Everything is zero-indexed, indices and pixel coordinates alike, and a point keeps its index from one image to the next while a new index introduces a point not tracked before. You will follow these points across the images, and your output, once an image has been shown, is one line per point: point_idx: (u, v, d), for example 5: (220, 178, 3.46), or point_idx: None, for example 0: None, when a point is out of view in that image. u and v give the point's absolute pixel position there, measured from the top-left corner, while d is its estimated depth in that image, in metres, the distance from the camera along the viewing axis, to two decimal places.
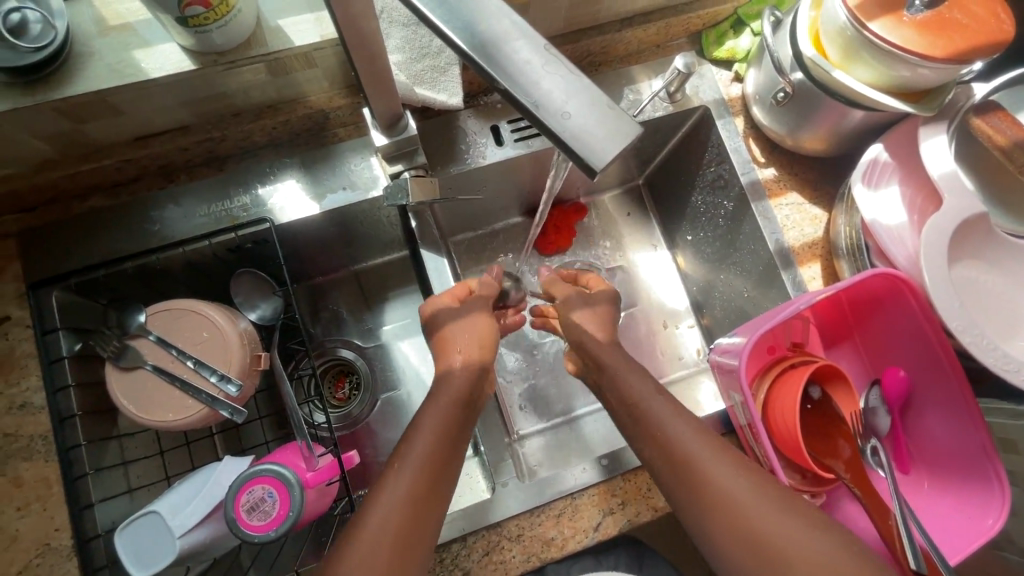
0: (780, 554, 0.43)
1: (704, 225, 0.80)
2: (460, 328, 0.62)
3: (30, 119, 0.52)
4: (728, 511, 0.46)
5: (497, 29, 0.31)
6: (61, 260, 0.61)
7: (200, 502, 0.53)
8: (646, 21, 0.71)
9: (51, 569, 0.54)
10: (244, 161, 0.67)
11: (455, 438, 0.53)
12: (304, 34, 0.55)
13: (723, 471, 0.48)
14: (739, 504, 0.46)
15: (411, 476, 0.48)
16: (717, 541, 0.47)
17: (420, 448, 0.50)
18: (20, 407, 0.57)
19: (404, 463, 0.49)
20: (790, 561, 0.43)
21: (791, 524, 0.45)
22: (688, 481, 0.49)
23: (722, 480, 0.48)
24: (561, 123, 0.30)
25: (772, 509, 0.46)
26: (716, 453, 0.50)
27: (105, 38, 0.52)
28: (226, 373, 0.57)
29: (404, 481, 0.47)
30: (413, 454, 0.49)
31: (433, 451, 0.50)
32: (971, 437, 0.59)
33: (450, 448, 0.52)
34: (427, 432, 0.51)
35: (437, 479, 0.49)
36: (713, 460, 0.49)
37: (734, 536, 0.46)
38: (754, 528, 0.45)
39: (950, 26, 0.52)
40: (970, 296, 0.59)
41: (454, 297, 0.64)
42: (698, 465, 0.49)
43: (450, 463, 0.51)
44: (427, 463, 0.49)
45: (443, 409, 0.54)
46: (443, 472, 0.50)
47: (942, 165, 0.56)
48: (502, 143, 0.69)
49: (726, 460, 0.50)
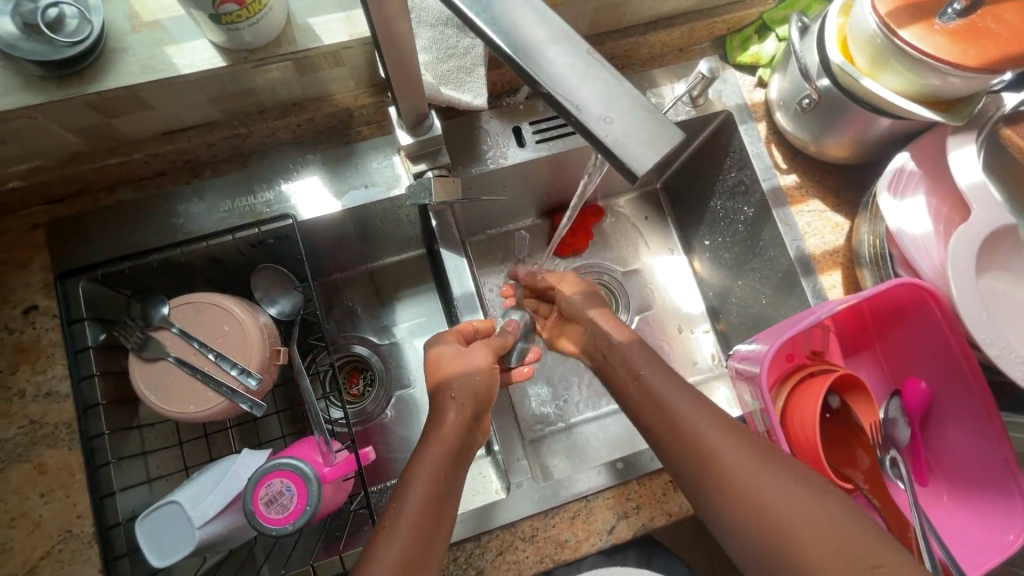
0: (775, 517, 0.44)
1: (723, 230, 0.80)
2: (455, 374, 0.57)
3: (63, 112, 0.53)
4: (734, 487, 0.46)
5: (538, 32, 0.31)
6: (87, 250, 0.62)
7: (218, 495, 0.54)
8: (670, 24, 0.71)
9: (73, 556, 0.55)
10: (269, 158, 0.68)
11: (447, 489, 0.50)
12: (334, 33, 0.56)
13: (728, 448, 0.48)
14: (745, 480, 0.46)
15: (405, 539, 0.46)
16: (718, 507, 0.47)
17: (413, 506, 0.48)
18: (45, 395, 0.58)
19: (396, 526, 0.47)
20: (785, 523, 0.43)
21: (796, 498, 0.44)
22: (693, 458, 0.49)
23: (726, 456, 0.48)
24: (603, 127, 0.30)
25: (778, 483, 0.45)
26: (721, 428, 0.50)
27: (138, 34, 0.53)
28: (246, 367, 0.57)
29: (397, 545, 0.45)
30: (405, 516, 0.47)
31: (427, 508, 0.48)
32: (993, 450, 0.58)
33: (443, 501, 0.49)
34: (420, 486, 0.49)
35: (430, 538, 0.47)
36: (717, 436, 0.49)
37: (741, 511, 0.46)
38: (759, 503, 0.45)
39: (983, 35, 0.51)
40: (998, 307, 0.58)
41: (458, 337, 0.62)
42: (700, 436, 0.49)
43: (444, 518, 0.49)
44: (420, 524, 0.47)
45: (437, 458, 0.51)
46: (436, 529, 0.48)
47: (970, 175, 0.56)
48: (523, 144, 0.69)
49: (730, 435, 0.49)
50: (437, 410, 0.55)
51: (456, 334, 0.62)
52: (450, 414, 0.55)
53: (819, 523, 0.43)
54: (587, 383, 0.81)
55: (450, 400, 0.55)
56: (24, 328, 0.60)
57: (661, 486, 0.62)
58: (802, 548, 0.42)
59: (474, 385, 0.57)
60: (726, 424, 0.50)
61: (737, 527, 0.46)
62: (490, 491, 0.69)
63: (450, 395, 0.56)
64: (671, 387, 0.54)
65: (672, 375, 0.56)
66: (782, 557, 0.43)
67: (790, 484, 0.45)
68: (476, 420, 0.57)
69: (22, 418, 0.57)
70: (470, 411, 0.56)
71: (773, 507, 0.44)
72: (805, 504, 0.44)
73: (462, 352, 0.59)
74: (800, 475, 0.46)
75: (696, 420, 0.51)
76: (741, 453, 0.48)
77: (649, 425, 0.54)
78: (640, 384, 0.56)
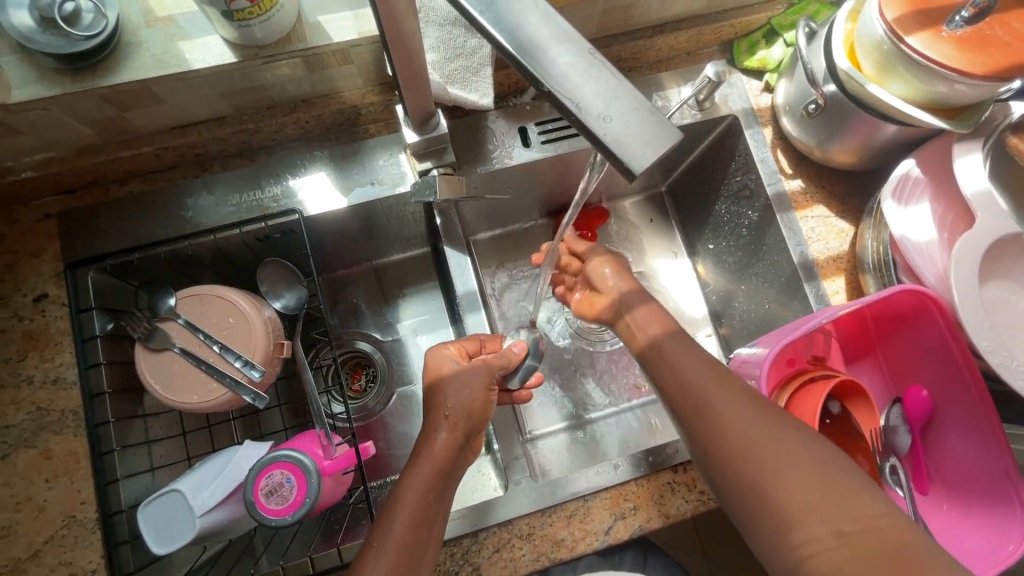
0: (763, 470, 0.45)
1: (726, 234, 0.80)
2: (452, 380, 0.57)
3: (77, 104, 0.54)
4: (723, 433, 0.48)
5: (540, 31, 0.32)
6: (97, 241, 0.63)
7: (220, 484, 0.54)
8: (678, 27, 0.71)
9: (76, 541, 0.56)
10: (277, 153, 0.68)
11: (435, 508, 0.51)
12: (344, 31, 0.57)
13: (722, 398, 0.50)
14: (733, 425, 0.48)
15: (390, 560, 0.46)
16: (713, 459, 0.49)
17: (401, 525, 0.48)
18: (53, 382, 0.59)
19: (382, 545, 0.47)
20: (772, 477, 0.45)
21: (782, 442, 0.46)
22: (689, 407, 0.51)
23: (719, 404, 0.50)
24: (602, 126, 0.30)
25: (765, 429, 0.47)
26: (717, 381, 0.52)
27: (152, 29, 0.54)
28: (250, 359, 0.58)
29: (382, 566, 0.46)
30: (393, 535, 0.48)
31: (415, 529, 0.49)
32: (995, 459, 0.58)
33: (430, 521, 0.50)
34: (408, 504, 0.50)
35: (415, 558, 0.48)
36: (712, 386, 0.51)
37: (730, 460, 0.47)
38: (748, 451, 0.46)
39: (990, 44, 0.51)
40: (1003, 318, 0.58)
41: (462, 353, 0.62)
42: (706, 395, 0.51)
43: (430, 538, 0.49)
44: (407, 542, 0.48)
45: (427, 475, 0.52)
46: (421, 548, 0.48)
47: (975, 183, 0.56)
48: (529, 145, 0.70)
49: (729, 390, 0.50)
50: (429, 427, 0.55)
51: (459, 348, 0.62)
52: (445, 430, 0.55)
53: (797, 467, 0.44)
54: (586, 384, 0.81)
55: (444, 419, 0.55)
56: (34, 316, 0.61)
57: (658, 487, 0.62)
58: (788, 499, 0.43)
59: (465, 402, 0.57)
60: (731, 384, 0.51)
61: (720, 468, 0.48)
62: (489, 488, 0.69)
63: (443, 411, 0.56)
64: (679, 374, 0.54)
65: (701, 351, 0.56)
66: (767, 506, 0.44)
67: (781, 435, 0.46)
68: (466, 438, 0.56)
69: (30, 404, 0.58)
70: (463, 433, 0.55)
71: (757, 448, 0.46)
72: (786, 446, 0.46)
73: (458, 362, 0.60)
74: (787, 423, 0.48)
75: (697, 376, 0.52)
76: (733, 402, 0.49)
77: (658, 382, 0.56)
78: (655, 374, 0.56)
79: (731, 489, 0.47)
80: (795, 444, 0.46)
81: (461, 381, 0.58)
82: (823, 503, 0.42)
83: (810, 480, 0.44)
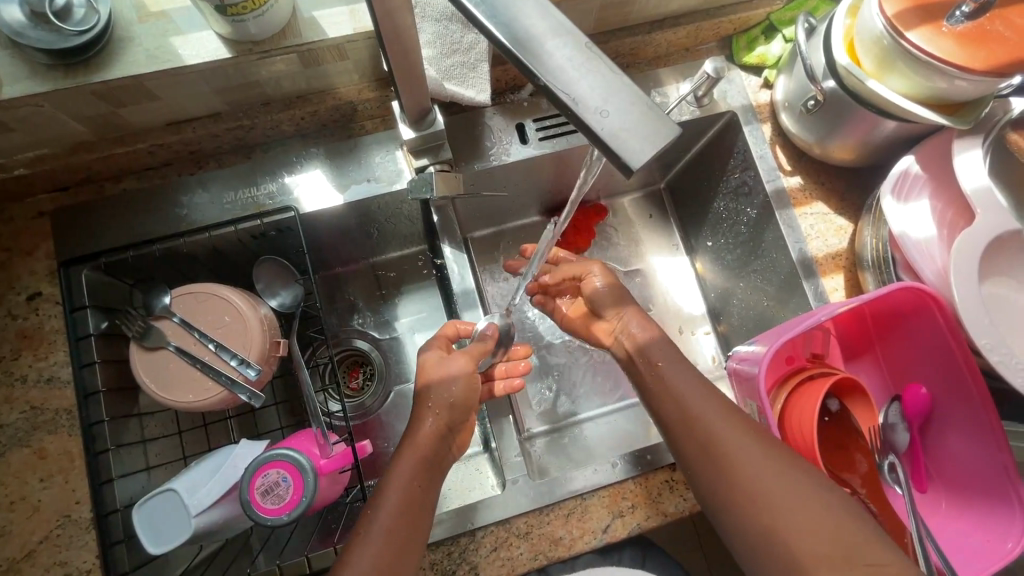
0: (769, 507, 0.46)
1: (725, 232, 0.80)
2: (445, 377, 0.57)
3: (70, 101, 0.53)
4: (730, 465, 0.48)
5: (537, 27, 0.31)
6: (90, 238, 0.63)
7: (215, 484, 0.54)
8: (677, 23, 0.71)
9: (71, 541, 0.55)
10: (272, 151, 0.68)
11: (422, 498, 0.51)
12: (339, 26, 0.56)
13: (729, 432, 0.50)
14: (741, 461, 0.48)
15: (377, 547, 0.46)
16: (715, 489, 0.49)
17: (387, 515, 0.48)
18: (47, 380, 0.59)
19: (369, 534, 0.47)
20: (779, 515, 0.45)
21: (791, 481, 0.46)
22: (694, 438, 0.51)
23: (725, 437, 0.50)
24: (599, 121, 0.30)
25: (773, 467, 0.47)
26: (723, 413, 0.52)
27: (144, 24, 0.53)
28: (245, 357, 0.58)
29: (371, 553, 0.46)
30: (378, 523, 0.47)
31: (402, 519, 0.48)
32: (992, 458, 0.58)
33: (419, 511, 0.50)
34: (394, 494, 0.49)
35: (405, 546, 0.47)
36: (719, 420, 0.51)
37: (736, 495, 0.47)
38: (754, 487, 0.47)
39: (991, 39, 0.51)
40: (1002, 314, 0.58)
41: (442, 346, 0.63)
42: (708, 426, 0.51)
43: (419, 530, 0.49)
44: (394, 531, 0.47)
45: (411, 467, 0.52)
46: (411, 541, 0.48)
47: (976, 179, 0.55)
48: (526, 142, 0.69)
49: (732, 422, 0.51)
50: (415, 417, 0.56)
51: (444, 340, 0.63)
52: (429, 419, 0.56)
53: (806, 508, 0.45)
54: (585, 382, 0.81)
55: (428, 408, 0.56)
56: (28, 314, 0.60)
57: (657, 485, 0.62)
58: (796, 538, 0.44)
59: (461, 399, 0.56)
60: (735, 417, 0.51)
61: (725, 502, 0.48)
62: (487, 487, 0.68)
63: (427, 403, 0.57)
64: (679, 397, 0.54)
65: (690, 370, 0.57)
66: (773, 544, 0.45)
67: (789, 473, 0.47)
68: (451, 428, 0.57)
69: (24, 403, 0.58)
70: (445, 422, 0.56)
71: (765, 485, 0.46)
72: (797, 489, 0.46)
73: (443, 358, 0.60)
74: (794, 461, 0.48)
75: (701, 408, 0.52)
76: (742, 436, 0.50)
77: (660, 412, 0.56)
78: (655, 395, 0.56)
79: (736, 525, 0.47)
80: (802, 484, 0.46)
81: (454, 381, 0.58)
82: (833, 544, 0.43)
83: (821, 524, 0.44)
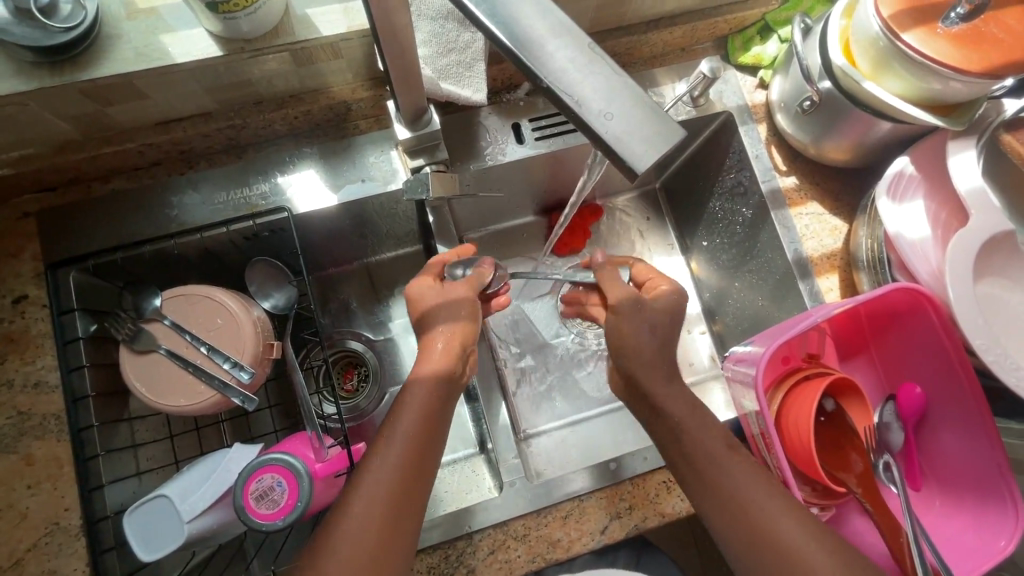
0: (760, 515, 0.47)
1: (720, 232, 0.80)
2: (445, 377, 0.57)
3: (56, 100, 0.52)
4: (725, 480, 0.50)
5: (535, 27, 0.31)
6: (79, 240, 0.61)
7: (209, 488, 0.53)
8: (673, 23, 0.71)
9: (60, 549, 0.54)
10: (264, 151, 0.67)
11: (434, 425, 0.52)
12: (332, 24, 0.55)
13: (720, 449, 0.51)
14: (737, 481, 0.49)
15: (390, 471, 0.48)
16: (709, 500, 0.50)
17: (400, 442, 0.50)
18: (34, 385, 0.57)
19: (384, 457, 0.49)
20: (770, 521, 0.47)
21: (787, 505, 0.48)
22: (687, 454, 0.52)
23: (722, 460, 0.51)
24: (603, 124, 0.29)
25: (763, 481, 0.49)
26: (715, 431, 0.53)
27: (133, 21, 0.52)
28: (238, 360, 0.57)
29: (384, 476, 0.48)
30: (394, 447, 0.49)
31: (414, 446, 0.50)
32: (986, 455, 0.58)
33: (431, 439, 0.51)
34: (407, 423, 0.51)
35: (418, 471, 0.50)
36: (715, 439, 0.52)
37: (731, 506, 0.49)
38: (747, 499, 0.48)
39: (985, 39, 0.51)
40: (994, 314, 0.58)
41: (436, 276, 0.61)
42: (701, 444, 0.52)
43: (430, 456, 0.51)
44: (406, 456, 0.49)
45: (425, 394, 0.53)
46: (412, 486, 0.49)
47: (969, 180, 0.55)
48: (523, 141, 0.69)
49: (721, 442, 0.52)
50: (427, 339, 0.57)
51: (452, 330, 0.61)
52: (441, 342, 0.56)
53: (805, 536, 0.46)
54: (581, 383, 0.81)
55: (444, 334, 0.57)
56: (13, 317, 0.59)
57: (655, 487, 0.62)
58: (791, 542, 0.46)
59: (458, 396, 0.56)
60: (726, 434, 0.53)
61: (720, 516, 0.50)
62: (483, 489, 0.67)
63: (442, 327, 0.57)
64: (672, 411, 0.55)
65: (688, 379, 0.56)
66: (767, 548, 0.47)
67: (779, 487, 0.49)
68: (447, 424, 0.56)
69: (10, 408, 0.57)
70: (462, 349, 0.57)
71: (769, 526, 0.47)
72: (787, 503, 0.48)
73: None
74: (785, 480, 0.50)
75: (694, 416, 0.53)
76: (742, 467, 0.51)
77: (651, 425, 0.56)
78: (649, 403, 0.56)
79: (731, 533, 0.49)
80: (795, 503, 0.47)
81: (463, 367, 0.57)
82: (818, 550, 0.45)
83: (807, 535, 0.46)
